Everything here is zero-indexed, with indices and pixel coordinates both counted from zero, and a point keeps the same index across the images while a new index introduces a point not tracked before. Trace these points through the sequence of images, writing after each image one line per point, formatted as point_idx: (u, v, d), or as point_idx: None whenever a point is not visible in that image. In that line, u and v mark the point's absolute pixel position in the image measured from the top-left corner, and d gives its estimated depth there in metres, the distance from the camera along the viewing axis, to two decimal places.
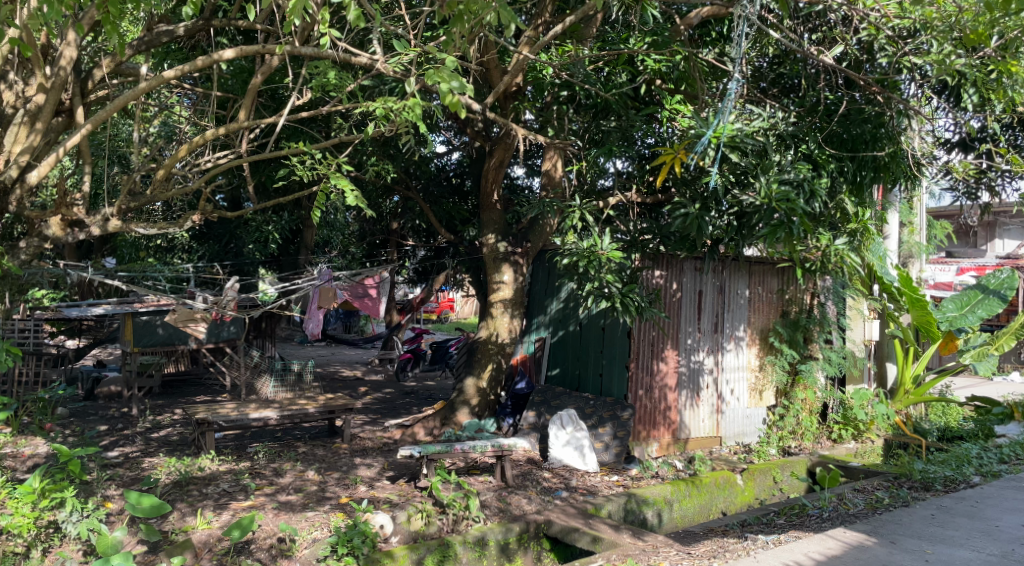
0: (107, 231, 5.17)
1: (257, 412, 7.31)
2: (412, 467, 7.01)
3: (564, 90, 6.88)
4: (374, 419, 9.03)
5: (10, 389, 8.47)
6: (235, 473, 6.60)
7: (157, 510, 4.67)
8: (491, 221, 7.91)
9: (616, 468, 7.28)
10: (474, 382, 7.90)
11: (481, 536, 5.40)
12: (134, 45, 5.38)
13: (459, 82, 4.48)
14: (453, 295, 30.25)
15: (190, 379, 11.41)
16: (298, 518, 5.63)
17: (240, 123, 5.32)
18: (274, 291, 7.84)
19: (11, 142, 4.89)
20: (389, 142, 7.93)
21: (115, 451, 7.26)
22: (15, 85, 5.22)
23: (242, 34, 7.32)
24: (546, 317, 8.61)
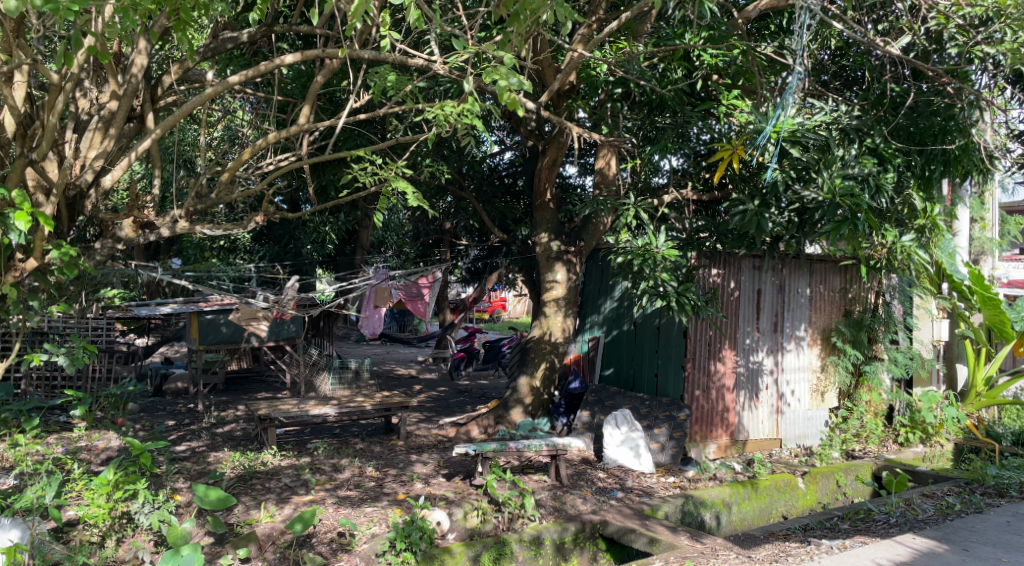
0: (176, 233, 5.36)
1: (317, 409, 7.48)
2: (467, 465, 7.06)
3: (618, 87, 6.76)
4: (429, 417, 9.13)
5: (85, 385, 8.87)
6: (296, 468, 6.76)
7: (224, 503, 4.81)
8: (544, 219, 7.91)
9: (673, 470, 7.19)
10: (527, 381, 7.92)
11: (537, 535, 5.39)
12: (202, 53, 5.62)
13: (517, 79, 4.50)
14: (504, 295, 30.37)
15: (252, 376, 11.75)
16: (357, 513, 5.73)
17: (302, 127, 5.45)
18: (331, 291, 8.00)
19: (86, 148, 5.11)
20: (444, 143, 8.06)
21: (182, 445, 7.51)
22: (90, 93, 5.45)
23: (302, 39, 7.52)
24: (600, 317, 8.57)
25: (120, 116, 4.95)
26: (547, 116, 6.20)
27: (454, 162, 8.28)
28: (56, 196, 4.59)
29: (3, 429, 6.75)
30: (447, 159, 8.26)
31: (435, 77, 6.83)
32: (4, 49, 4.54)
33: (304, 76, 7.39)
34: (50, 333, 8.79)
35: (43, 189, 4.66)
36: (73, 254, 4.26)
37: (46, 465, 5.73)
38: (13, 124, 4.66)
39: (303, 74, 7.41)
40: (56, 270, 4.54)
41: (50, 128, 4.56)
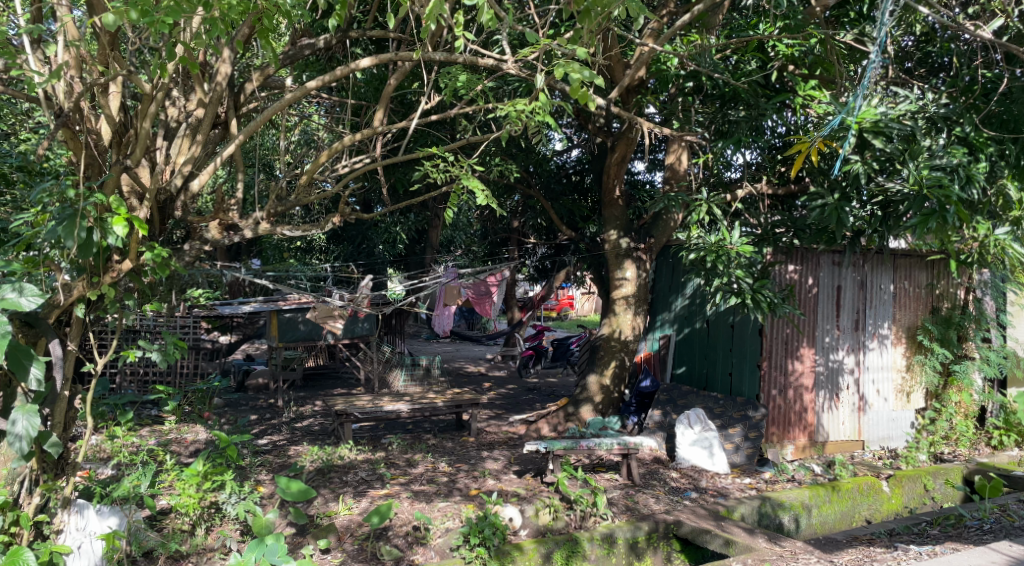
0: (259, 234, 5.58)
1: (390, 405, 7.65)
2: (537, 462, 7.09)
3: (690, 82, 6.85)
4: (499, 414, 9.21)
5: (173, 380, 9.29)
6: (372, 463, 6.93)
7: (304, 495, 4.98)
8: (613, 217, 7.86)
9: (748, 471, 7.03)
10: (597, 379, 7.91)
11: (610, 534, 5.37)
12: (282, 60, 5.81)
13: (589, 73, 4.45)
14: (573, 293, 30.27)
15: (327, 373, 12.11)
16: (431, 508, 5.83)
17: (375, 130, 5.54)
18: (402, 289, 8.13)
19: (176, 153, 5.31)
20: (512, 141, 8.13)
21: (264, 439, 7.80)
22: (179, 101, 5.73)
23: (374, 43, 7.70)
24: (671, 315, 8.45)
25: (207, 124, 5.17)
26: (615, 111, 6.09)
27: (521, 161, 8.33)
28: (149, 200, 4.82)
29: (102, 422, 7.16)
30: (514, 158, 8.33)
31: (504, 77, 6.95)
32: (101, 62, 4.80)
33: (376, 79, 7.55)
34: (142, 330, 9.27)
35: (136, 194, 4.92)
36: (165, 256, 4.49)
37: (141, 456, 6.04)
38: (110, 132, 4.94)
39: (375, 78, 7.55)
40: (149, 271, 4.76)
41: (142, 135, 4.81)
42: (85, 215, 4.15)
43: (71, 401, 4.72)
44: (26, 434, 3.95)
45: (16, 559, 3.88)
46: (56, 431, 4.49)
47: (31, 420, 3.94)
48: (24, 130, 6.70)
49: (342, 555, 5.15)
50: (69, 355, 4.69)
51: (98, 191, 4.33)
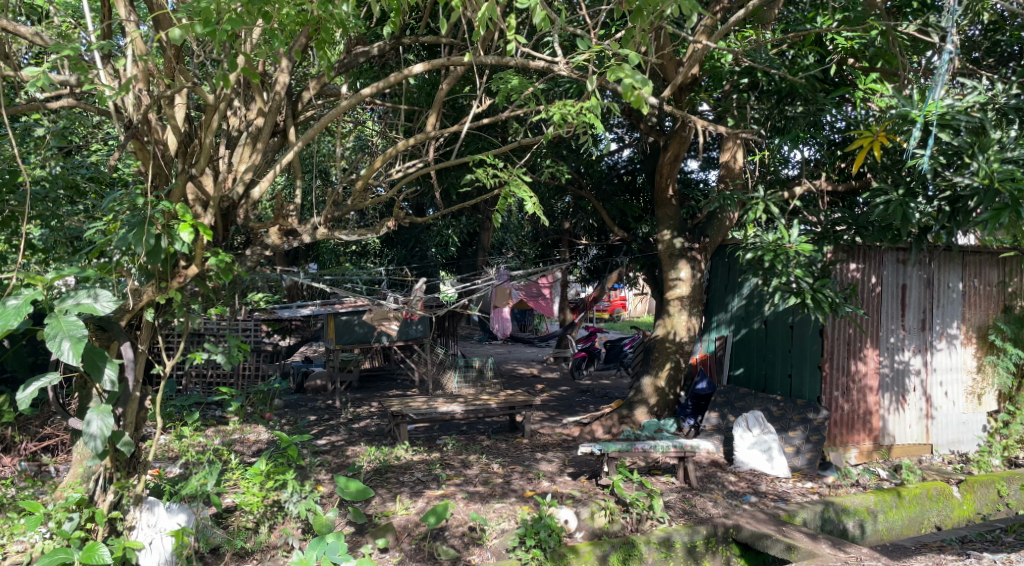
0: (317, 239, 5.71)
1: (445, 406, 7.73)
2: (592, 464, 7.06)
3: (745, 78, 6.66)
4: (552, 415, 9.21)
5: (236, 381, 9.58)
6: (428, 463, 7.01)
7: (362, 494, 5.07)
8: (666, 216, 7.79)
9: (810, 475, 6.83)
10: (651, 381, 7.84)
11: (667, 537, 5.30)
12: (336, 69, 5.93)
13: (643, 73, 4.40)
14: (625, 294, 30.00)
15: (383, 374, 12.29)
16: (486, 509, 5.86)
17: (428, 134, 5.63)
18: (454, 291, 8.19)
19: (237, 162, 5.46)
20: (562, 143, 8.14)
21: (323, 439, 7.97)
22: (240, 112, 5.90)
23: (426, 49, 7.81)
24: (727, 315, 8.32)
25: (266, 132, 5.32)
26: (668, 111, 6.01)
27: (572, 162, 8.33)
28: (213, 207, 4.99)
29: (170, 422, 7.42)
30: (565, 159, 8.34)
31: (555, 78, 6.98)
32: (167, 75, 4.97)
33: (429, 85, 7.64)
34: (206, 333, 9.57)
35: (201, 201, 5.08)
36: (229, 261, 4.64)
37: (207, 455, 6.23)
38: (176, 143, 5.11)
39: (427, 82, 7.62)
40: (213, 275, 4.91)
41: (207, 145, 4.98)
42: (153, 223, 4.31)
43: (142, 402, 4.87)
44: (100, 434, 4.13)
45: (91, 555, 4.17)
46: (128, 431, 4.65)
47: (106, 420, 4.13)
48: (96, 143, 7.00)
49: (400, 554, 5.21)
50: (140, 357, 4.86)
51: (165, 199, 4.49)
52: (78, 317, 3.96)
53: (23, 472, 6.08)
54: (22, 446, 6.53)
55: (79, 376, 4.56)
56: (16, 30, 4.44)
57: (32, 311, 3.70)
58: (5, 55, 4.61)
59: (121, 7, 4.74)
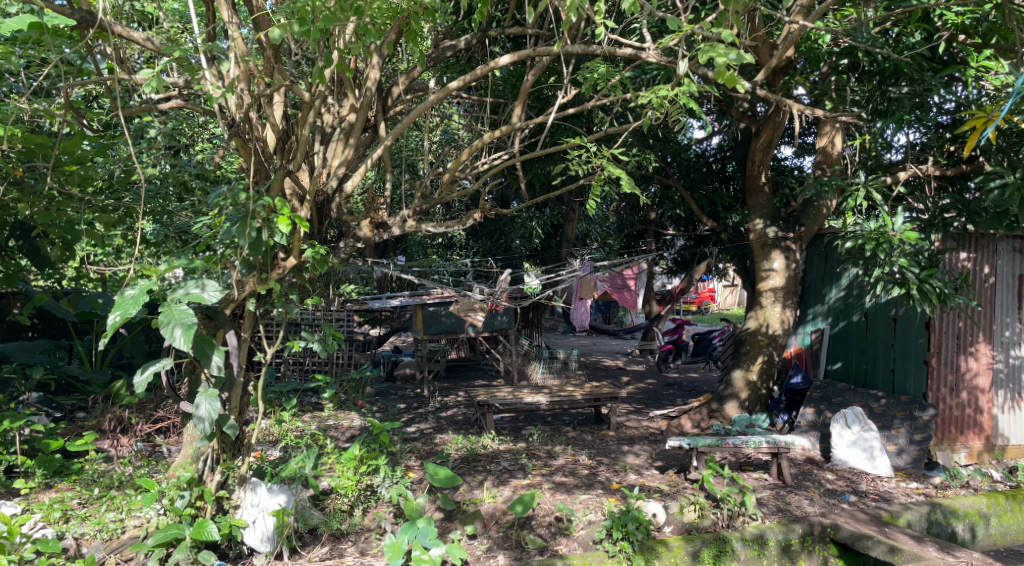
0: (406, 231, 5.85)
1: (530, 397, 7.78)
2: (680, 459, 6.94)
3: (844, 59, 6.43)
4: (638, 408, 9.10)
5: (331, 369, 9.92)
6: (514, 453, 7.08)
7: (450, 481, 5.17)
8: (758, 205, 7.59)
9: (915, 475, 6.48)
10: (742, 374, 7.63)
11: (760, 535, 5.16)
12: (426, 64, 6.08)
13: (736, 55, 4.26)
14: (713, 286, 29.25)
15: (468, 365, 12.46)
16: (573, 500, 5.85)
17: (513, 126, 5.63)
18: (538, 283, 8.20)
19: (331, 157, 5.66)
20: (649, 132, 8.03)
21: (413, 427, 8.17)
22: (333, 109, 6.09)
23: (512, 40, 7.90)
24: (824, 307, 8.01)
25: (358, 127, 5.48)
26: (760, 95, 5.79)
27: (659, 151, 8.19)
28: (309, 201, 5.17)
29: (270, 407, 7.75)
30: (652, 149, 8.23)
31: (642, 66, 6.94)
32: (266, 74, 5.16)
33: (514, 77, 7.76)
34: (302, 323, 9.97)
35: (299, 196, 5.27)
36: (324, 252, 4.82)
37: (304, 440, 6.49)
38: (274, 140, 5.32)
39: (513, 75, 7.80)
40: (309, 267, 5.12)
41: (303, 141, 5.17)
42: (255, 217, 4.50)
43: (246, 387, 5.12)
44: (208, 416, 4.37)
45: (201, 531, 4.46)
46: (233, 414, 4.91)
47: (213, 403, 4.37)
48: (201, 141, 7.36)
49: (488, 542, 5.27)
50: (243, 344, 5.10)
51: (266, 194, 4.68)
52: (188, 306, 4.18)
53: (139, 452, 6.47)
54: (137, 428, 6.92)
55: (189, 361, 4.82)
56: (130, 36, 4.71)
57: (147, 300, 3.91)
58: (120, 59, 4.89)
59: (224, 11, 4.90)
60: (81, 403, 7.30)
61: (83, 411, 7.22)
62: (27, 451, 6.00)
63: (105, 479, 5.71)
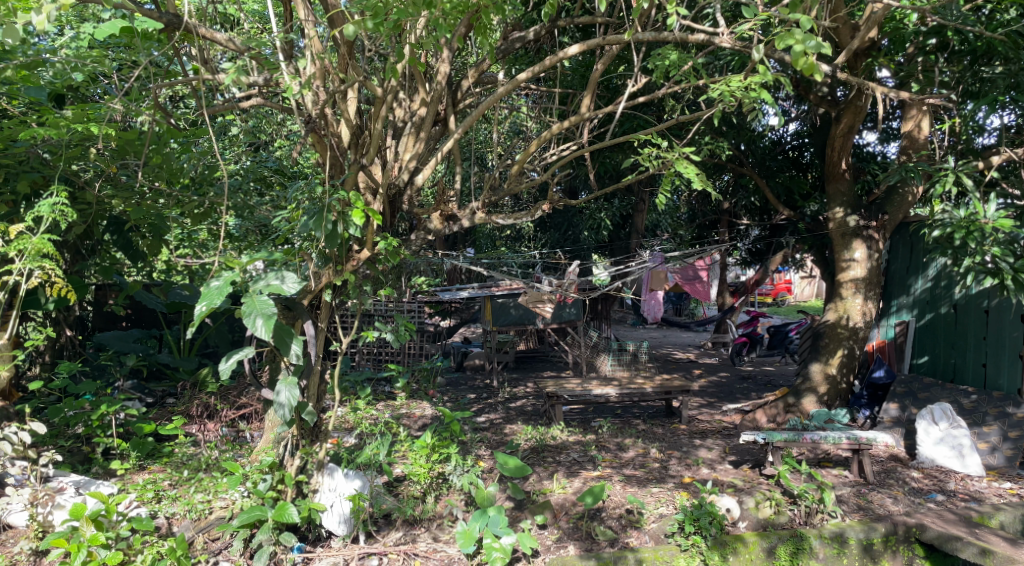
0: (475, 223, 5.89)
1: (600, 389, 7.75)
2: (755, 454, 6.77)
3: (933, 38, 6.12)
4: (710, 402, 8.93)
5: (403, 359, 10.12)
6: (583, 444, 7.05)
7: (521, 471, 5.20)
8: (838, 192, 7.32)
9: (1009, 475, 6.03)
10: (821, 368, 7.39)
11: (839, 533, 5.00)
12: (496, 56, 6.12)
13: (816, 41, 4.10)
14: (790, 277, 28.32)
15: (537, 356, 12.49)
16: (644, 493, 5.80)
17: (581, 116, 5.58)
18: (606, 275, 8.13)
19: (402, 151, 5.74)
20: (722, 119, 7.84)
21: (483, 417, 8.25)
22: (405, 103, 6.18)
23: (582, 30, 7.87)
24: (909, 299, 7.73)
25: (429, 121, 5.57)
26: (841, 79, 5.55)
27: (732, 139, 7.99)
28: (381, 195, 5.26)
29: (346, 396, 7.96)
30: (725, 136, 8.03)
31: (716, 51, 6.88)
32: (341, 71, 5.27)
33: (583, 67, 7.73)
34: (375, 314, 10.20)
35: (371, 190, 5.38)
36: (396, 244, 4.90)
37: (379, 427, 6.63)
38: (349, 135, 5.44)
39: (582, 65, 7.76)
40: (382, 259, 5.24)
41: (376, 135, 5.27)
42: (331, 210, 4.62)
43: (323, 375, 5.26)
44: (288, 403, 4.51)
45: (282, 513, 4.63)
46: (311, 401, 5.07)
47: (292, 391, 4.51)
48: (279, 138, 7.59)
49: (558, 532, 5.27)
50: (320, 333, 5.24)
51: (341, 188, 4.81)
52: (268, 297, 4.32)
53: (224, 437, 6.76)
54: (222, 413, 7.24)
55: (270, 350, 5.04)
56: (214, 37, 4.89)
57: (230, 291, 4.05)
58: (204, 60, 5.05)
59: (301, 10, 5.00)
60: (171, 390, 7.71)
61: (172, 397, 7.61)
62: (123, 433, 6.35)
63: (194, 461, 6.00)
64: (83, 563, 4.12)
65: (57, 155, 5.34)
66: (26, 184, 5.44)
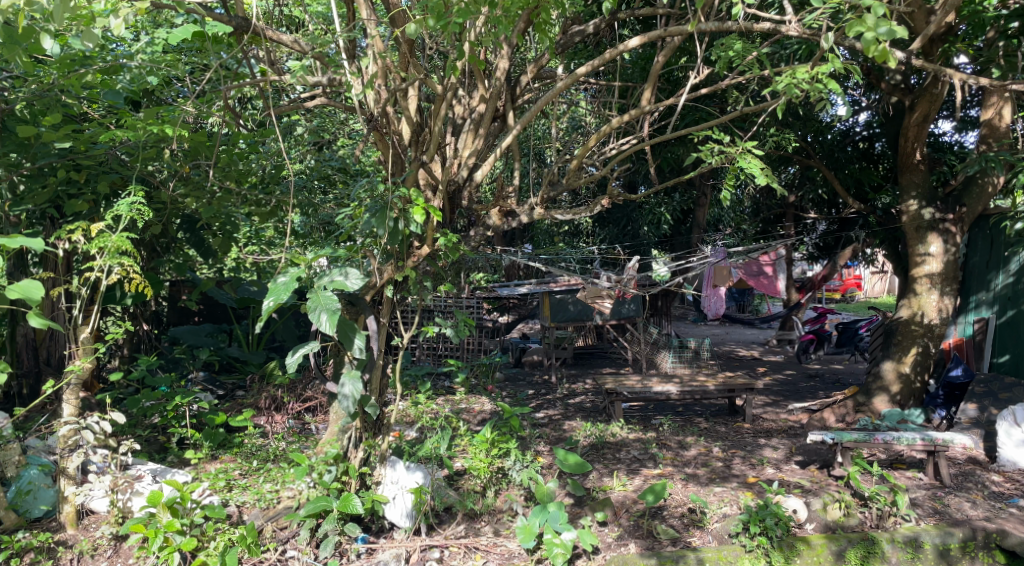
0: (534, 218, 5.88)
1: (660, 386, 7.66)
2: (824, 455, 6.57)
3: (1015, 21, 5.84)
4: (775, 400, 8.71)
5: (462, 354, 10.21)
6: (643, 442, 6.97)
7: (581, 467, 5.17)
8: (912, 183, 7.04)
9: None
10: (893, 366, 7.14)
11: (914, 537, 4.82)
12: (556, 50, 6.11)
13: (889, 27, 3.94)
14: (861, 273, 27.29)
15: (596, 352, 12.42)
16: (707, 492, 5.69)
17: (642, 109, 5.50)
18: (666, 271, 7.99)
19: (462, 148, 5.77)
20: (788, 110, 7.63)
21: (541, 413, 8.24)
22: (465, 101, 6.21)
23: (642, 22, 7.79)
24: (989, 295, 7.43)
25: (488, 117, 5.58)
26: (915, 67, 5.31)
27: (799, 130, 7.78)
28: (441, 191, 5.29)
29: (406, 390, 8.06)
30: (792, 128, 7.82)
31: (783, 41, 6.78)
32: (402, 69, 5.31)
33: (643, 59, 7.66)
34: (434, 310, 10.31)
35: (431, 187, 5.41)
36: (456, 240, 4.92)
37: (439, 421, 6.70)
38: (409, 132, 5.49)
39: (642, 58, 7.67)
40: (442, 255, 5.27)
41: (435, 133, 5.29)
42: (393, 207, 4.68)
43: (385, 369, 5.33)
44: (352, 395, 4.61)
45: (347, 504, 4.72)
46: (374, 395, 5.14)
47: (355, 385, 4.60)
48: (342, 137, 7.72)
49: (619, 529, 5.20)
50: (382, 328, 5.31)
51: (402, 185, 4.86)
52: (333, 293, 4.41)
53: (291, 429, 6.94)
54: (289, 406, 7.43)
55: (334, 344, 5.11)
56: (280, 39, 4.99)
57: (297, 287, 4.13)
58: (270, 62, 5.16)
59: (363, 10, 5.07)
60: (240, 383, 7.97)
61: (242, 390, 7.87)
62: (195, 424, 6.58)
63: (263, 452, 6.17)
64: (161, 548, 4.33)
65: (135, 156, 5.60)
66: (106, 184, 5.68)
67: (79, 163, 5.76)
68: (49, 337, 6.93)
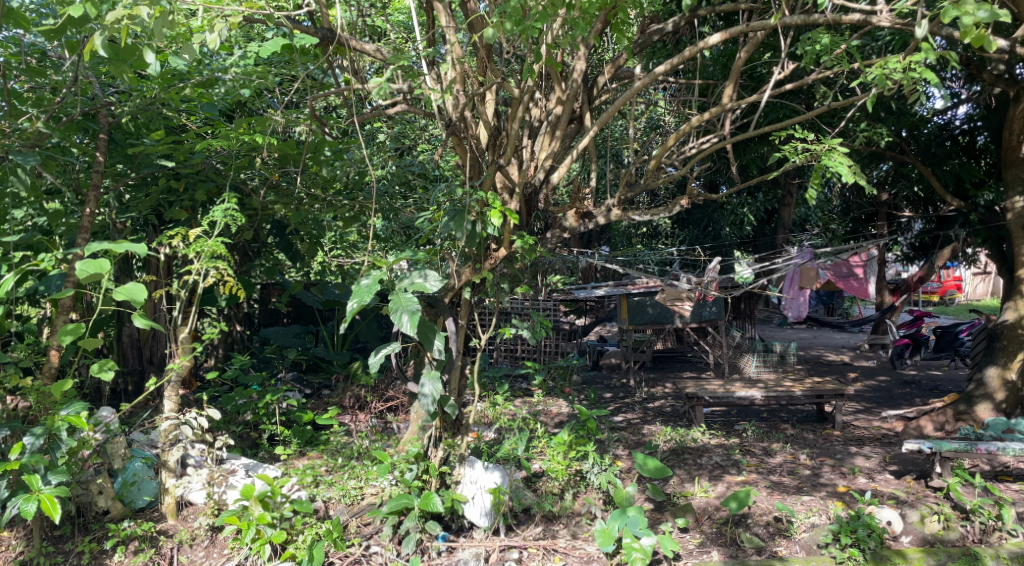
0: (613, 220, 5.83)
1: (743, 390, 7.44)
2: (920, 465, 6.24)
3: None
4: (868, 407, 8.33)
5: (540, 356, 10.22)
6: (726, 448, 6.80)
7: (661, 472, 5.08)
8: (1017, 178, 6.61)
9: None
10: (999, 373, 6.74)
11: (1021, 554, 4.56)
12: (633, 49, 6.03)
13: (989, 11, 3.70)
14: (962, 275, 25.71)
15: (676, 356, 12.20)
16: (794, 500, 5.50)
17: (723, 106, 5.36)
18: (749, 272, 7.79)
19: (538, 150, 5.76)
20: (879, 104, 7.32)
21: (620, 416, 8.15)
22: (542, 103, 6.21)
23: (724, 18, 7.64)
24: None
25: (564, 120, 5.52)
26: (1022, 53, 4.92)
27: (892, 125, 7.46)
28: (518, 194, 5.31)
29: (485, 391, 8.13)
30: (883, 123, 7.50)
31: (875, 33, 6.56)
32: (479, 73, 5.34)
33: (724, 56, 7.51)
34: (512, 312, 10.36)
35: (508, 190, 5.42)
36: (533, 243, 4.93)
37: (517, 422, 6.71)
38: (487, 136, 5.54)
39: (723, 55, 7.51)
40: (519, 257, 5.28)
41: (513, 135, 5.31)
42: (470, 211, 4.73)
43: (464, 370, 5.42)
44: (432, 395, 4.69)
45: (428, 502, 4.79)
46: (453, 395, 5.20)
47: (435, 385, 4.67)
48: (422, 143, 7.88)
49: (701, 536, 5.09)
50: (460, 330, 5.35)
51: (479, 189, 4.88)
52: (413, 295, 4.50)
53: (374, 427, 7.12)
54: (372, 405, 7.61)
55: (415, 345, 5.20)
56: (363, 48, 5.13)
57: (379, 289, 4.24)
58: (353, 71, 5.29)
59: (442, 17, 5.13)
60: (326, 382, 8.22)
61: (328, 389, 8.13)
62: (285, 421, 6.83)
63: (347, 450, 6.30)
64: (253, 539, 4.53)
65: (230, 164, 5.94)
66: (203, 192, 6.04)
67: (178, 173, 6.11)
68: (152, 338, 7.33)
